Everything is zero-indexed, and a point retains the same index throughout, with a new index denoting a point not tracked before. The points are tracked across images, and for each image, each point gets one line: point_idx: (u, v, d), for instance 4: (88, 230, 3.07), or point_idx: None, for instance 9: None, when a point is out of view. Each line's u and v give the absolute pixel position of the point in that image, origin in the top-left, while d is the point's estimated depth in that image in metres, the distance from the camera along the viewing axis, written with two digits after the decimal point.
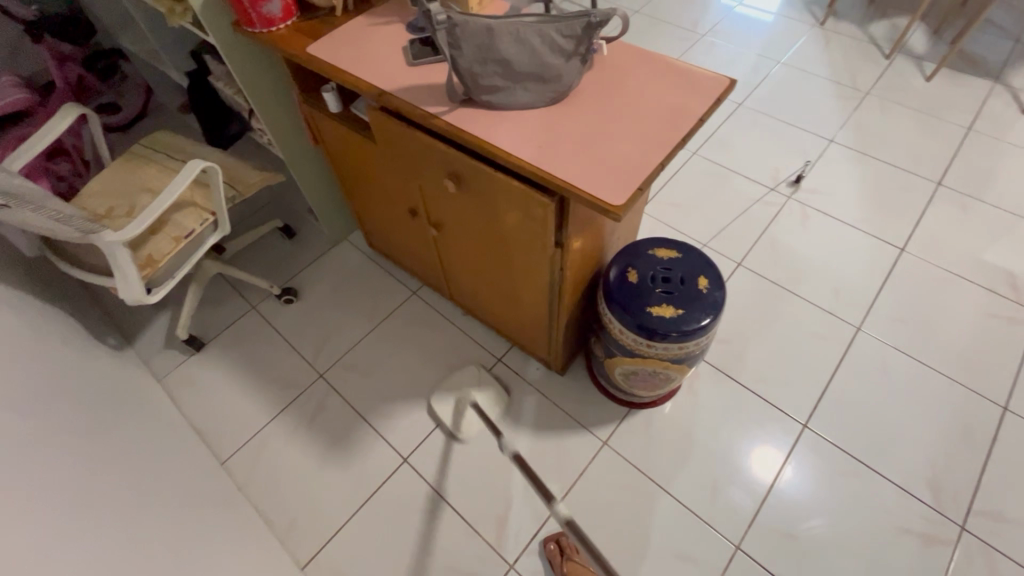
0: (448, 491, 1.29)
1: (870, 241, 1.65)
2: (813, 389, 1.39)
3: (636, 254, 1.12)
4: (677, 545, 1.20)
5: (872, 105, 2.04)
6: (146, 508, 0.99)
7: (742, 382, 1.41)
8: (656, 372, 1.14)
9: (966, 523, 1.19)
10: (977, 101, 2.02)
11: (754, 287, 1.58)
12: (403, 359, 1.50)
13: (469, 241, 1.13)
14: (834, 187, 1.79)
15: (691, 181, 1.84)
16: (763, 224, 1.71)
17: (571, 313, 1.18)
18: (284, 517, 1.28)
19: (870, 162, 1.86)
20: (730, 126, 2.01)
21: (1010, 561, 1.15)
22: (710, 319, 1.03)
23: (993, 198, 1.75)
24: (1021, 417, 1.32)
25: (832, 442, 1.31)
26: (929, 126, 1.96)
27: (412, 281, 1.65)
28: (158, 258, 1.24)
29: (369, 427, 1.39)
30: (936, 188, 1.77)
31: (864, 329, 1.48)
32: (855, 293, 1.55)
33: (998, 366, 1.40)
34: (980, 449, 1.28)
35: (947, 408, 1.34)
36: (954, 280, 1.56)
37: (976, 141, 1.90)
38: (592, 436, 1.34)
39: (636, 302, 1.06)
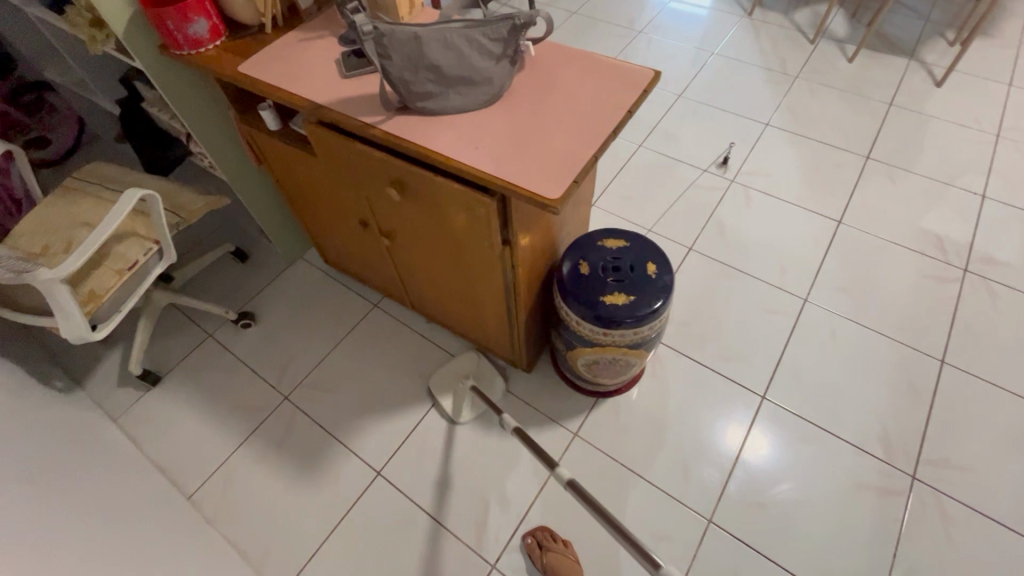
0: (425, 498, 1.28)
1: (810, 216, 1.74)
2: (768, 361, 1.45)
3: (587, 247, 1.15)
4: (653, 525, 1.23)
5: (802, 88, 2.14)
6: (107, 552, 0.96)
7: (701, 361, 1.46)
8: (616, 359, 1.17)
9: (917, 473, 1.26)
10: (895, 78, 2.15)
11: (706, 269, 1.63)
12: (369, 373, 1.48)
13: (421, 249, 1.13)
14: (773, 168, 1.88)
15: (639, 173, 1.90)
16: (709, 208, 1.78)
17: (530, 310, 1.20)
18: (258, 545, 1.25)
19: (804, 141, 1.95)
20: (672, 117, 2.07)
21: (958, 503, 1.23)
22: (661, 303, 1.07)
23: (917, 166, 1.86)
24: (957, 368, 1.41)
25: (790, 409, 1.37)
26: (855, 104, 2.07)
27: (373, 294, 1.63)
28: (101, 293, 1.20)
29: (339, 445, 1.37)
30: (866, 162, 1.88)
31: (811, 300, 1.55)
32: (799, 266, 1.62)
33: (934, 323, 1.49)
34: (924, 402, 1.36)
35: (892, 366, 1.42)
36: (888, 246, 1.65)
37: (899, 115, 2.02)
38: (563, 429, 1.36)
39: (589, 293, 1.09)
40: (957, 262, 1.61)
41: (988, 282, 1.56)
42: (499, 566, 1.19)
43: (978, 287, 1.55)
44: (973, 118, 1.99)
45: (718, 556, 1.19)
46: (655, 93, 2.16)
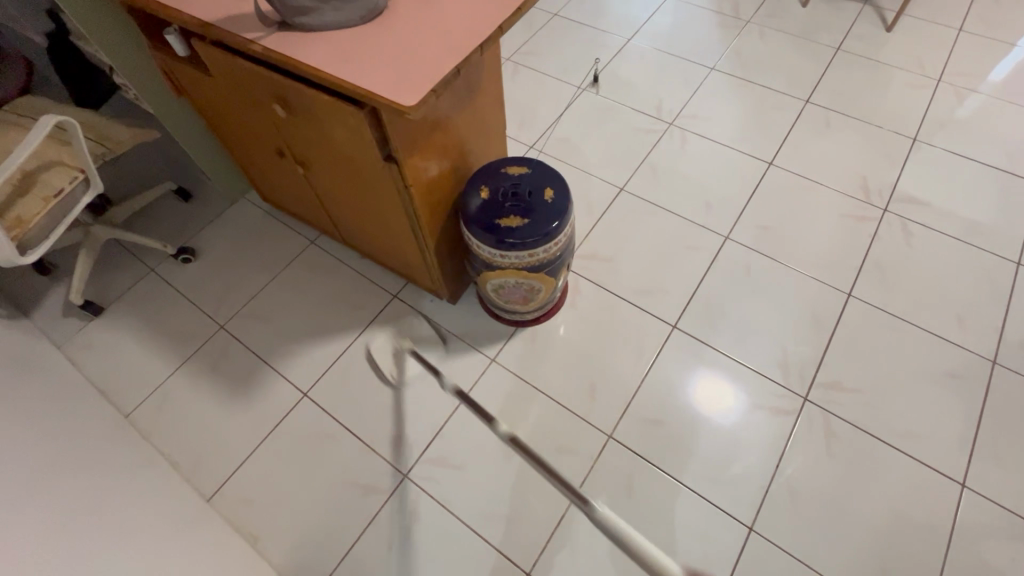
0: (347, 417, 1.37)
1: (742, 158, 1.77)
2: (682, 294, 1.51)
3: (490, 174, 1.19)
4: (557, 441, 1.31)
5: (752, 33, 2.13)
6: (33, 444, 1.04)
7: (619, 294, 1.52)
8: (519, 282, 1.23)
9: (809, 395, 1.35)
10: (847, 23, 2.13)
11: (635, 208, 1.68)
12: (302, 304, 1.55)
13: (330, 173, 1.18)
14: (712, 112, 1.89)
15: (581, 117, 1.92)
16: (645, 151, 1.81)
17: (441, 237, 1.25)
18: (190, 458, 1.34)
19: (746, 86, 1.96)
20: (619, 61, 2.07)
21: (842, 421, 1.31)
22: (554, 226, 1.12)
23: (854, 110, 1.88)
24: (862, 301, 1.47)
25: (697, 338, 1.44)
26: (802, 48, 2.07)
27: (311, 231, 1.68)
28: (27, 219, 1.24)
29: (270, 369, 1.45)
30: (805, 106, 1.89)
31: (731, 238, 1.60)
32: (724, 206, 1.67)
33: (846, 259, 1.54)
34: (825, 332, 1.43)
35: (800, 299, 1.48)
36: (813, 187, 1.69)
37: (845, 60, 2.02)
38: (481, 355, 1.44)
39: (486, 216, 1.14)
40: (878, 202, 1.65)
41: (905, 221, 1.61)
42: (411, 475, 1.28)
43: (894, 225, 1.60)
44: (917, 62, 1.99)
45: (614, 468, 1.28)
46: (605, 37, 2.15)
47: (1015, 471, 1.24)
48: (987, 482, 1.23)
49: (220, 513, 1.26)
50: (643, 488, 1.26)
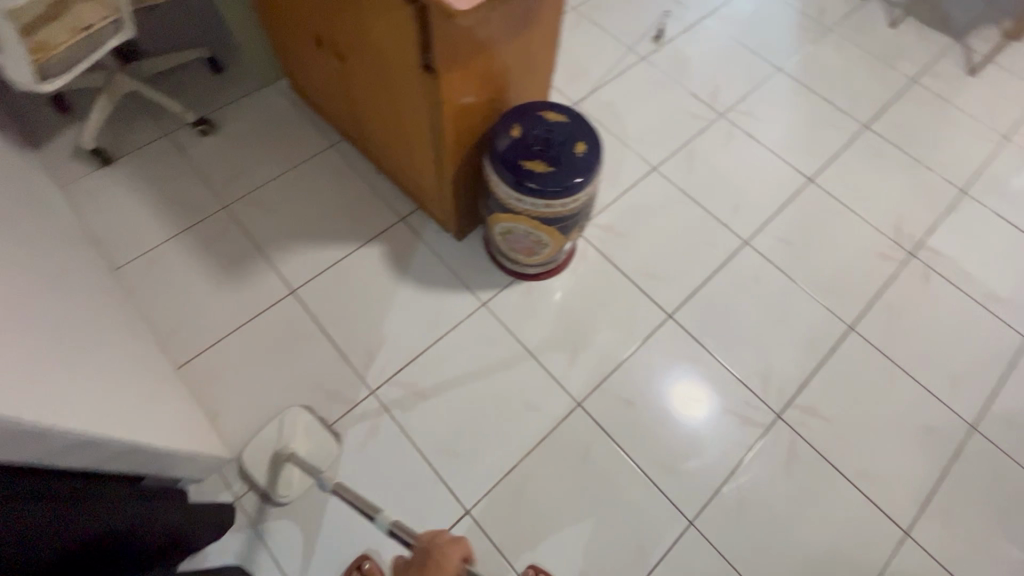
0: (327, 323, 1.37)
1: (784, 167, 1.71)
2: (686, 287, 1.48)
3: (526, 113, 1.15)
4: (527, 397, 1.32)
5: (831, 42, 2.02)
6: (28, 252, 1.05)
7: (623, 271, 1.50)
8: (529, 231, 1.21)
9: (782, 413, 1.34)
10: (930, 56, 2.02)
11: (661, 191, 1.63)
12: (309, 203, 1.53)
13: (366, 74, 1.14)
14: (766, 114, 1.82)
15: (633, 86, 1.84)
16: (688, 136, 1.74)
17: (462, 166, 1.22)
18: (167, 323, 1.35)
19: (808, 95, 1.88)
20: (687, 38, 1.97)
21: (809, 447, 1.31)
22: (575, 182, 1.09)
23: (909, 146, 1.80)
24: (861, 337, 1.45)
25: (688, 332, 1.43)
26: (876, 71, 1.97)
27: (333, 134, 1.64)
28: (51, 46, 1.21)
29: (264, 259, 1.44)
30: (861, 131, 1.81)
31: (749, 244, 1.56)
32: (751, 210, 1.62)
33: (857, 292, 1.51)
34: (816, 357, 1.42)
35: (801, 321, 1.46)
36: (846, 214, 1.64)
37: (916, 95, 1.92)
38: (473, 296, 1.43)
39: (512, 156, 1.11)
40: (906, 245, 1.61)
41: (927, 271, 1.57)
42: (378, 394, 1.29)
43: (917, 271, 1.56)
44: (990, 115, 1.90)
45: (575, 435, 1.28)
46: (679, 9, 2.05)
47: (958, 531, 1.25)
48: (930, 538, 1.24)
49: (186, 382, 1.28)
50: (598, 460, 1.26)
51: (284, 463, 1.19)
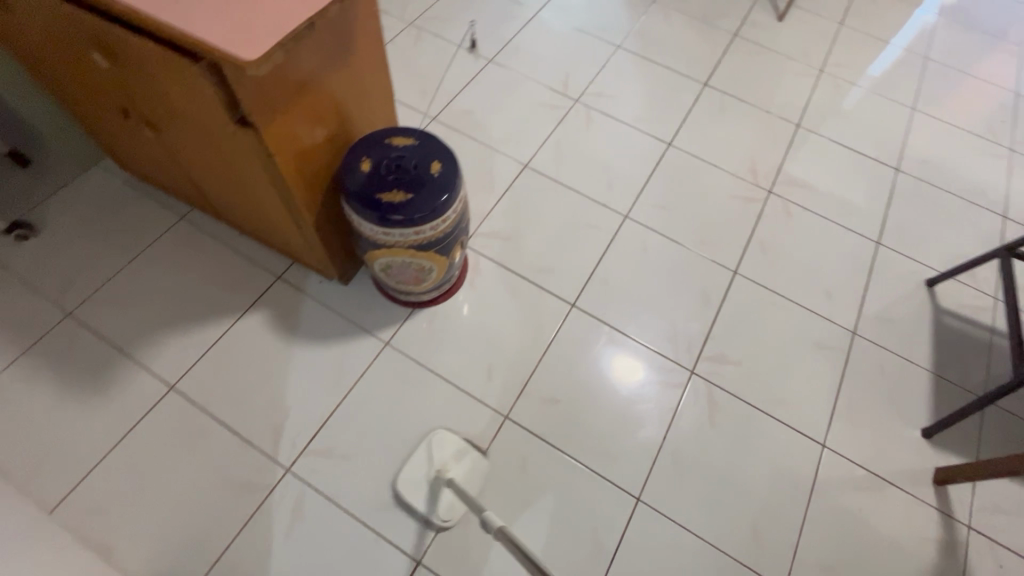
0: (220, 410, 1.25)
1: (643, 138, 1.79)
2: (582, 272, 1.52)
3: (373, 144, 1.11)
4: (454, 425, 1.28)
5: (657, 12, 2.15)
6: None
7: (519, 273, 1.50)
8: (408, 261, 1.17)
9: (695, 368, 1.41)
10: (744, 10, 2.22)
11: (537, 185, 1.65)
12: (169, 286, 1.38)
13: (187, 139, 1.05)
14: (616, 91, 1.90)
15: (487, 89, 1.85)
16: (550, 127, 1.78)
17: (320, 211, 1.16)
18: (25, 465, 1.16)
19: (649, 66, 1.99)
20: (527, 33, 2.02)
21: (726, 392, 1.39)
22: (439, 203, 1.06)
23: (746, 94, 1.96)
24: (747, 278, 1.56)
25: (594, 315, 1.46)
26: (703, 32, 2.12)
27: (180, 204, 1.50)
28: None
29: (129, 360, 1.28)
30: (702, 89, 1.95)
31: (630, 217, 1.62)
32: (624, 184, 1.69)
33: (732, 238, 1.62)
34: (712, 307, 1.50)
35: (691, 277, 1.54)
36: (707, 168, 1.75)
37: (740, 47, 2.10)
38: (374, 338, 1.36)
39: (367, 191, 1.06)
40: (764, 184, 1.75)
41: (786, 203, 1.71)
42: (294, 469, 1.20)
43: (777, 206, 1.70)
44: (804, 53, 2.12)
45: (510, 448, 1.27)
46: (514, 7, 2.09)
47: (865, 429, 1.37)
48: (845, 443, 1.35)
49: (65, 524, 1.11)
50: (538, 466, 1.26)
51: (443, 488, 1.17)
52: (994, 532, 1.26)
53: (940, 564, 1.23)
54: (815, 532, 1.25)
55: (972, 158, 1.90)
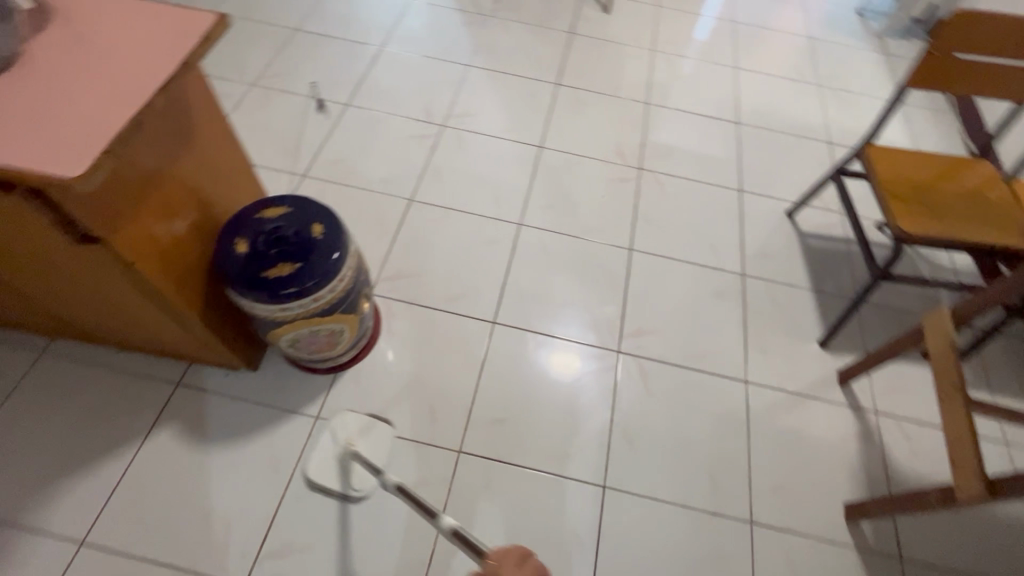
0: (148, 548, 1.11)
1: (515, 146, 1.86)
2: (493, 289, 1.54)
3: (244, 222, 1.06)
4: (409, 478, 1.25)
5: (496, 26, 2.25)
6: None
7: (433, 307, 1.50)
8: (314, 329, 1.12)
9: (620, 347, 1.49)
10: (573, 9, 2.38)
11: (427, 215, 1.66)
12: (48, 432, 1.22)
13: (27, 268, 0.95)
14: (478, 108, 1.96)
15: (353, 133, 1.83)
16: (424, 156, 1.79)
17: (206, 304, 1.08)
18: None
19: (502, 78, 2.07)
20: (377, 71, 2.02)
21: (653, 361, 1.48)
22: (331, 263, 1.03)
23: (595, 85, 2.11)
24: (642, 252, 1.67)
25: (516, 326, 1.49)
26: (543, 36, 2.25)
27: (39, 338, 1.33)
28: None
29: (20, 529, 1.12)
30: (556, 89, 2.06)
31: (524, 224, 1.68)
32: (510, 195, 1.74)
33: (620, 219, 1.73)
34: (619, 287, 1.59)
35: (594, 264, 1.63)
36: (580, 160, 1.86)
37: (579, 43, 2.25)
38: (303, 416, 1.29)
39: (251, 272, 1.01)
40: (633, 162, 1.88)
41: (656, 175, 1.86)
42: None
43: (650, 179, 1.84)
44: (634, 38, 2.32)
45: (472, 480, 1.26)
46: (357, 48, 2.08)
47: (776, 356, 1.52)
48: (763, 374, 1.49)
49: None
50: (502, 488, 1.26)
51: (352, 462, 1.21)
52: (894, 410, 1.45)
53: (864, 452, 1.39)
54: (762, 461, 1.36)
55: (791, 100, 2.18)
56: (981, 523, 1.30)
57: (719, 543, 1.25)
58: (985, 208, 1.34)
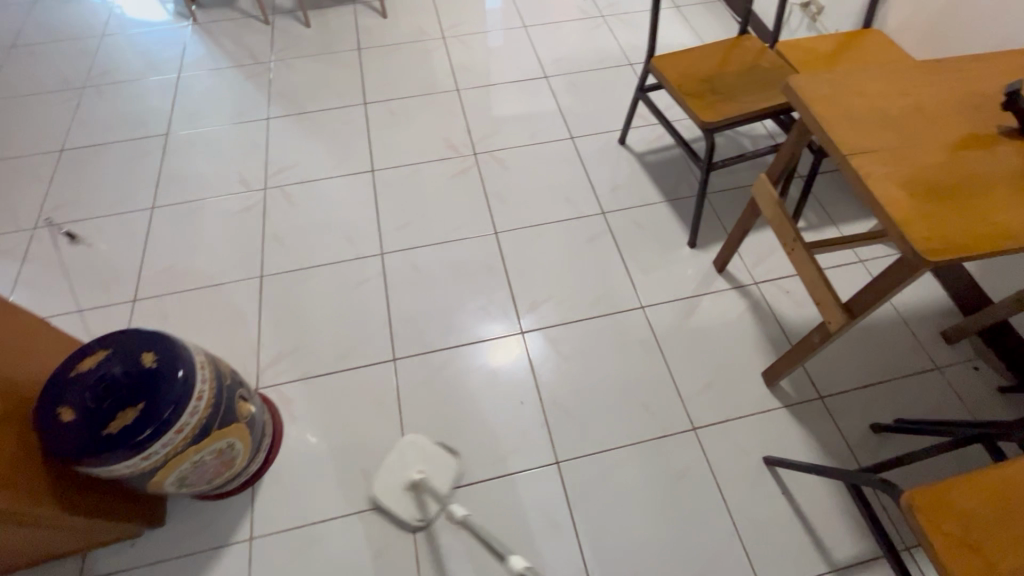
0: None
1: (347, 180, 1.80)
2: (382, 328, 1.50)
3: (59, 387, 0.92)
4: (372, 547, 1.21)
5: (281, 69, 2.14)
6: None
7: (329, 372, 1.43)
8: (199, 457, 1.02)
9: (522, 328, 1.51)
10: (351, 25, 2.32)
11: (286, 285, 1.57)
12: None
13: None
14: (295, 156, 1.86)
15: (172, 234, 1.67)
16: (259, 227, 1.69)
17: (58, 490, 0.95)
18: None
19: (307, 117, 1.98)
20: (172, 160, 1.86)
21: (555, 326, 1.51)
22: (180, 384, 0.94)
23: (402, 90, 2.08)
24: (507, 230, 1.69)
25: (418, 353, 1.46)
26: (332, 61, 2.17)
27: None
28: None
29: None
30: (366, 109, 2.01)
31: (386, 252, 1.64)
32: (360, 229, 1.68)
33: (475, 208, 1.74)
34: (499, 272, 1.61)
35: (468, 261, 1.62)
36: (416, 168, 1.83)
37: (371, 55, 2.20)
38: (237, 544, 1.20)
39: (92, 436, 0.89)
40: (467, 150, 1.89)
41: (492, 153, 1.88)
42: None
43: (488, 159, 1.86)
44: (421, 31, 2.31)
45: (433, 518, 1.24)
46: (141, 145, 1.90)
47: (659, 272, 1.61)
48: (655, 292, 1.57)
49: None
50: (466, 510, 1.25)
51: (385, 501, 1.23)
52: (769, 274, 1.60)
53: (759, 321, 1.51)
54: (683, 369, 1.44)
55: (585, 38, 2.28)
56: (869, 339, 1.47)
57: (675, 460, 1.31)
58: (763, 76, 1.48)
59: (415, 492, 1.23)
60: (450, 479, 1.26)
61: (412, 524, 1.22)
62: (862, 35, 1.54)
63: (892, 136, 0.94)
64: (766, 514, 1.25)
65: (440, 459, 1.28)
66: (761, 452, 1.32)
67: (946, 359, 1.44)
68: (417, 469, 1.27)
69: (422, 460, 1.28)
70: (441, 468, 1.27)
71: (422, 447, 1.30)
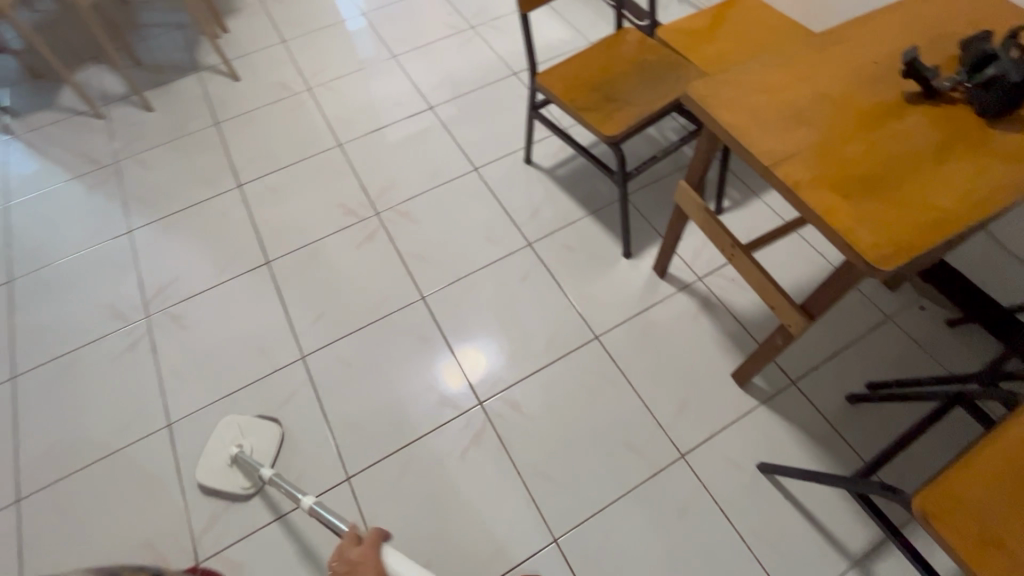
0: None
1: (242, 281, 1.58)
2: (325, 446, 1.32)
3: None
4: None
5: (131, 167, 1.86)
6: None
7: (278, 516, 1.24)
8: None
9: (480, 398, 1.38)
10: (201, 97, 2.05)
11: (202, 427, 1.35)
12: None
13: None
14: (174, 268, 1.62)
15: (47, 404, 1.40)
16: (152, 365, 1.45)
17: None
18: None
19: (176, 218, 1.73)
20: (26, 310, 1.56)
21: (513, 385, 1.39)
22: None
23: (277, 160, 1.86)
24: (434, 291, 1.54)
25: (374, 462, 1.30)
26: (189, 145, 1.91)
27: None
28: None
29: None
30: (242, 191, 1.78)
31: (307, 355, 1.45)
32: (272, 336, 1.48)
33: (393, 276, 1.57)
34: (438, 341, 1.46)
35: (401, 339, 1.47)
36: (317, 246, 1.64)
37: (232, 127, 1.96)
38: None
39: None
40: (367, 211, 1.71)
41: (395, 209, 1.71)
42: None
43: (393, 216, 1.69)
44: (282, 86, 2.08)
45: None
46: None
47: (603, 293, 1.52)
48: (605, 317, 1.48)
49: None
50: None
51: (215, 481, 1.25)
52: (710, 266, 1.55)
53: (715, 319, 1.46)
54: (655, 393, 1.36)
55: (461, 56, 2.13)
56: None
57: (674, 495, 1.24)
58: (652, 70, 1.41)
59: (239, 465, 1.25)
60: (273, 444, 1.30)
61: (244, 492, 1.25)
62: (734, 4, 1.49)
63: (807, 130, 0.88)
64: (777, 526, 1.20)
65: (261, 427, 1.31)
66: (754, 460, 1.27)
67: (895, 306, 1.45)
68: (237, 444, 1.29)
69: (240, 434, 1.31)
70: (265, 434, 1.31)
71: (240, 425, 1.32)
